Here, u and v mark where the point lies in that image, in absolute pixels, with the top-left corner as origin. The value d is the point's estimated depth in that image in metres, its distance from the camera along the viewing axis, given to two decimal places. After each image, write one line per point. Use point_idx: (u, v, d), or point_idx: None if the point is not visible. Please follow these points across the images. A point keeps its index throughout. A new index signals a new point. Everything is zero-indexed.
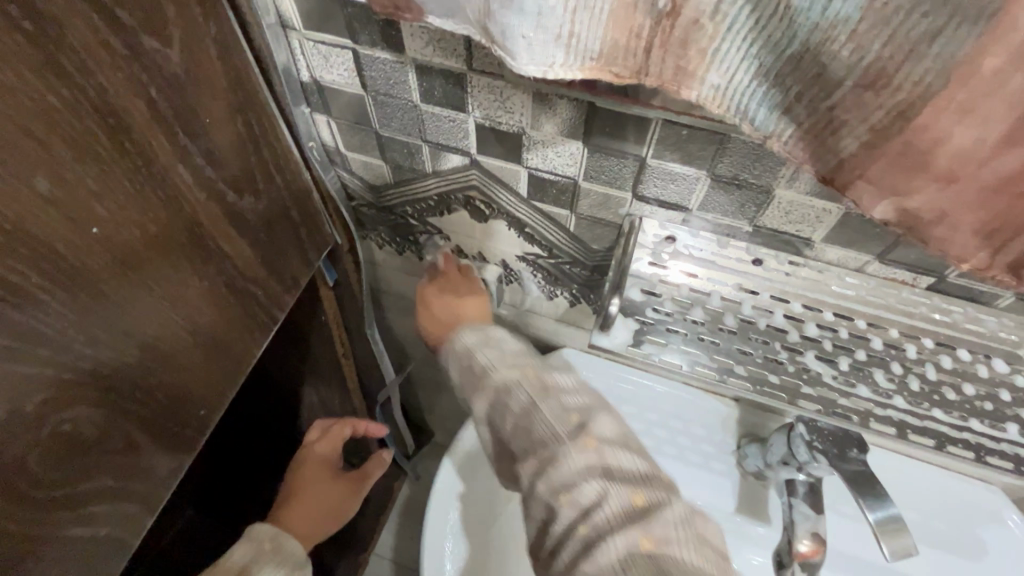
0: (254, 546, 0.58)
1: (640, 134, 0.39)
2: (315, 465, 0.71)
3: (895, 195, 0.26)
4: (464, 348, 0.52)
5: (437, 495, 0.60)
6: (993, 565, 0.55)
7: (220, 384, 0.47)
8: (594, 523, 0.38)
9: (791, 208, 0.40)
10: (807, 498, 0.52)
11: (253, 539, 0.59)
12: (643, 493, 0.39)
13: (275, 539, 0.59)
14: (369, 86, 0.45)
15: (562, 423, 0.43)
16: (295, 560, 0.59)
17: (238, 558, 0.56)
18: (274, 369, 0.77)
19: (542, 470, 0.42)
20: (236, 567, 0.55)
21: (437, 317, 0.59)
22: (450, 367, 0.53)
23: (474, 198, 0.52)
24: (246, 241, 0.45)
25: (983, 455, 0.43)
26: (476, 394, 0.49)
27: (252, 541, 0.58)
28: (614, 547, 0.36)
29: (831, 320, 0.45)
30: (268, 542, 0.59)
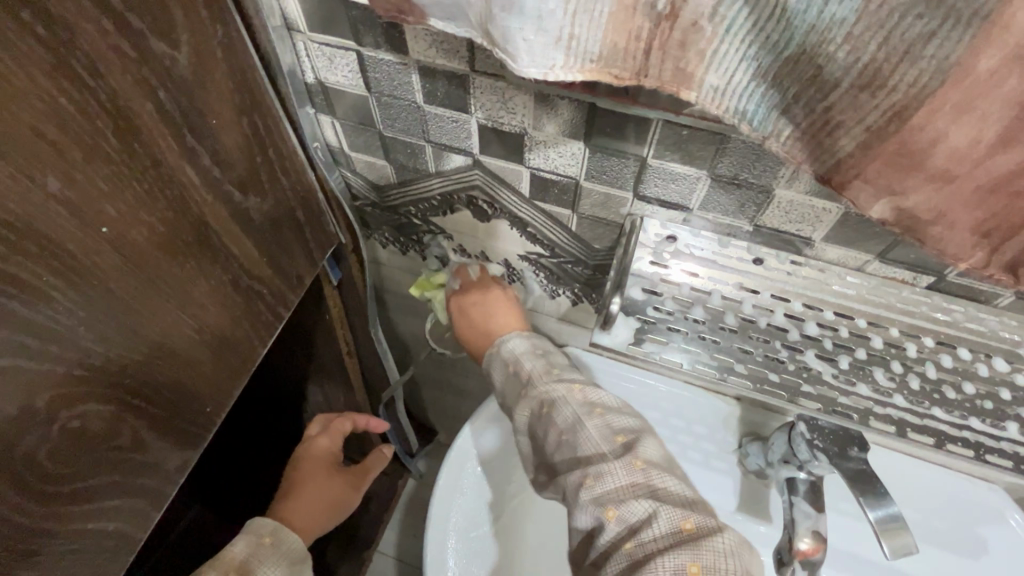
0: (255, 538, 0.58)
1: (641, 135, 0.39)
2: (314, 458, 0.73)
3: (891, 193, 0.26)
4: (511, 355, 0.52)
5: (437, 497, 0.60)
6: (993, 564, 0.56)
7: (224, 382, 0.48)
8: (641, 543, 0.37)
9: (791, 207, 0.40)
10: (807, 496, 0.52)
11: (254, 531, 0.59)
12: (691, 517, 0.38)
13: (275, 531, 0.60)
14: (373, 88, 0.45)
15: (607, 441, 0.43)
16: (293, 554, 0.60)
17: (240, 551, 0.56)
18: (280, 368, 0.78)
19: (582, 481, 0.41)
20: (237, 559, 0.55)
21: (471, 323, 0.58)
22: (495, 372, 0.53)
23: (477, 198, 0.53)
24: (252, 240, 0.46)
25: (982, 454, 0.43)
26: (518, 403, 0.49)
27: (252, 533, 0.59)
28: (660, 568, 0.35)
29: (832, 318, 0.45)
30: (269, 533, 0.60)
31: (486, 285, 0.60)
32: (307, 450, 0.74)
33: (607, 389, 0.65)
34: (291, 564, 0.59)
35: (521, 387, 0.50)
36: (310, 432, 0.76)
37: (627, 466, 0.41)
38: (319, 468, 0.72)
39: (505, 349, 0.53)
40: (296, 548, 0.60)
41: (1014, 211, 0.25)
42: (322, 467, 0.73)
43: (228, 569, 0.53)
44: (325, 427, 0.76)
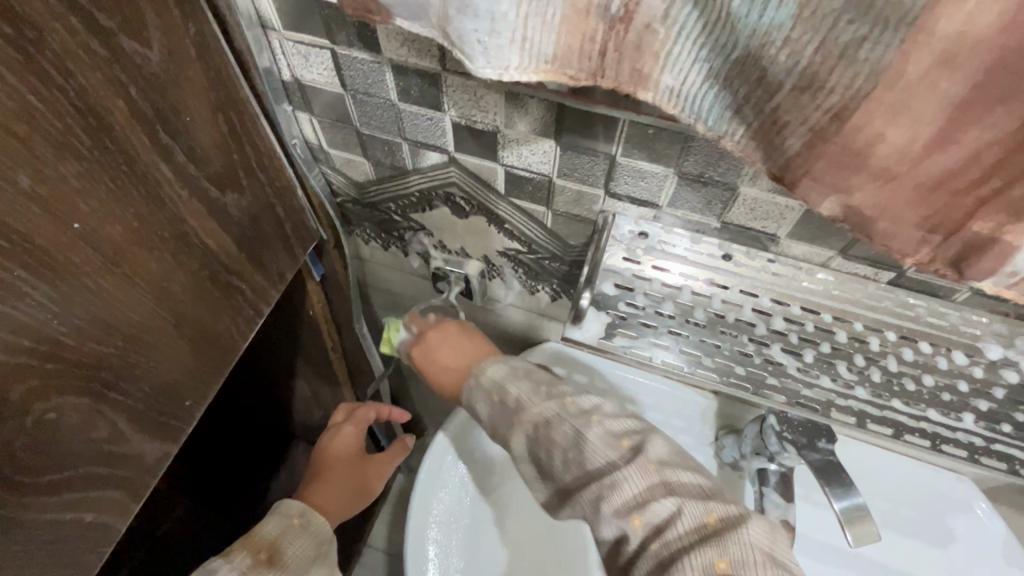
0: (285, 520, 0.60)
1: (609, 134, 0.40)
2: (339, 446, 0.73)
3: (836, 192, 0.28)
4: (494, 382, 0.48)
5: (420, 490, 0.61)
6: (958, 552, 0.59)
7: (203, 376, 0.48)
8: (666, 542, 0.37)
9: (756, 204, 0.41)
10: (778, 487, 0.54)
11: (283, 512, 0.61)
12: (714, 512, 0.37)
13: (304, 514, 0.62)
14: (348, 85, 0.46)
15: (620, 453, 0.42)
16: (321, 536, 0.61)
17: (269, 531, 0.58)
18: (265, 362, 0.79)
19: (600, 494, 0.40)
20: (267, 539, 0.57)
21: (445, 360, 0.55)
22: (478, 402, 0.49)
23: (454, 194, 0.54)
24: (230, 236, 0.47)
25: (939, 445, 0.43)
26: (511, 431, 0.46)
27: (283, 514, 0.61)
28: (691, 570, 0.35)
29: (798, 313, 0.46)
30: (299, 517, 0.61)
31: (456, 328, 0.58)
32: (333, 439, 0.74)
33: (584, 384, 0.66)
34: (319, 545, 0.61)
35: (509, 412, 0.46)
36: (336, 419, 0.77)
37: (642, 470, 0.40)
38: (344, 457, 0.73)
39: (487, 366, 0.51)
40: (325, 531, 0.62)
41: (955, 208, 0.27)
42: (347, 456, 0.73)
43: (257, 550, 0.55)
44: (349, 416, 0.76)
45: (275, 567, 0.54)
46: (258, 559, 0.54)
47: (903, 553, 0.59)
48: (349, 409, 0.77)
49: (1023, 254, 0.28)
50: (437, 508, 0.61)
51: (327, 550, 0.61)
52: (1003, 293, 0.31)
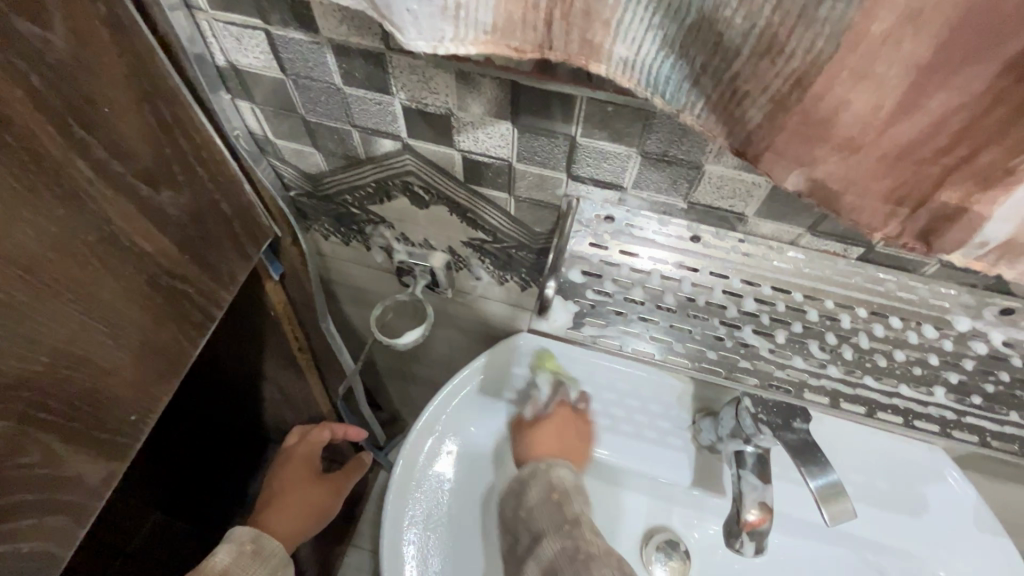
0: (237, 546, 0.60)
1: (567, 113, 0.38)
2: (295, 465, 0.75)
3: (801, 165, 0.26)
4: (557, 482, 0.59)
5: (392, 497, 0.60)
6: (928, 520, 0.61)
7: (150, 388, 0.46)
8: None
9: (722, 182, 0.40)
10: (755, 468, 0.53)
11: (235, 539, 0.61)
12: None
13: (256, 539, 0.62)
14: (288, 70, 0.42)
15: None
16: (275, 560, 0.61)
17: (222, 559, 0.58)
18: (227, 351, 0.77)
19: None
20: (219, 567, 0.57)
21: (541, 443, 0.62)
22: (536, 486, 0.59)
23: (413, 183, 0.51)
24: (171, 237, 0.43)
25: (911, 420, 0.41)
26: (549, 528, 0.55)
27: (235, 541, 0.60)
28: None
29: (769, 294, 0.45)
30: (251, 542, 0.61)
31: (570, 425, 0.64)
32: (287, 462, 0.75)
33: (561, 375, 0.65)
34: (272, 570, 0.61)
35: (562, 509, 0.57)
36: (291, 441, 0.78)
37: None
38: (299, 474, 0.74)
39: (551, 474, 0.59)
40: (277, 553, 0.62)
41: (922, 178, 0.26)
42: (300, 475, 0.74)
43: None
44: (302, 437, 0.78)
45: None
46: None
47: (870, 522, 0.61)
48: (302, 430, 0.78)
49: (990, 224, 0.27)
50: (411, 513, 0.60)
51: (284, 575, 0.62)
52: (972, 265, 0.30)
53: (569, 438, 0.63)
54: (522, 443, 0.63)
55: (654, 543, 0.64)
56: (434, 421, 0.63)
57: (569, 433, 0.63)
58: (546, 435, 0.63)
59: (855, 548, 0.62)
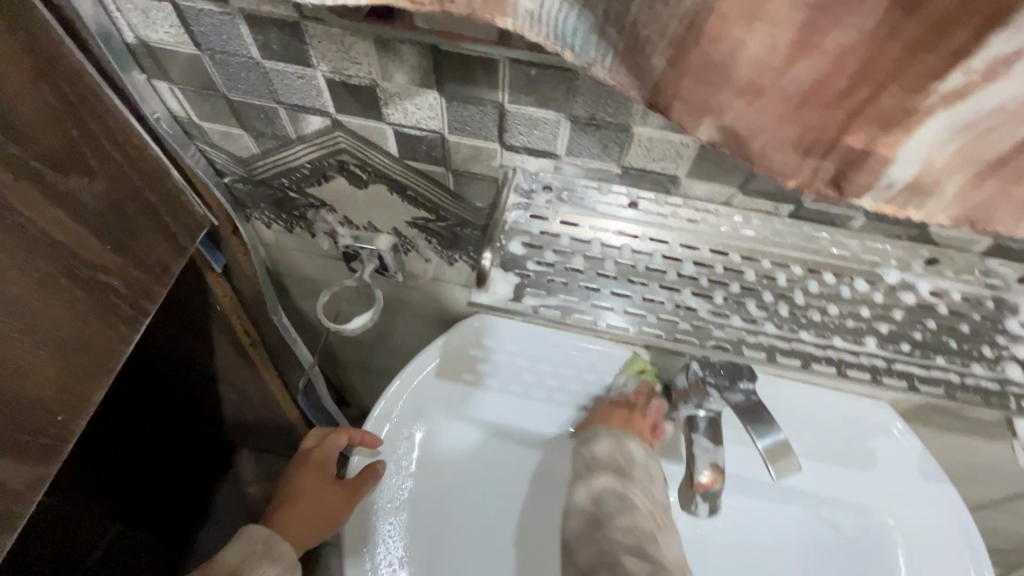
0: (249, 545, 0.64)
1: (491, 78, 0.37)
2: (312, 468, 0.69)
3: (709, 112, 0.26)
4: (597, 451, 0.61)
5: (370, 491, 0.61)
6: (879, 472, 0.63)
7: (79, 386, 0.44)
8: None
9: (651, 144, 0.40)
10: (708, 431, 0.53)
11: (249, 538, 0.64)
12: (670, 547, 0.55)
13: (268, 539, 0.64)
14: (202, 44, 0.41)
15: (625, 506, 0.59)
16: (286, 560, 0.64)
17: (232, 558, 0.62)
18: (179, 349, 0.76)
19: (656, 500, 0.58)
20: (229, 566, 0.62)
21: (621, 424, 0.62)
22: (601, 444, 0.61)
23: (348, 162, 0.49)
24: (89, 227, 0.41)
25: (841, 370, 0.42)
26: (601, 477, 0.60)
27: (245, 541, 0.64)
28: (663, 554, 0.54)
29: (707, 256, 0.45)
30: (262, 542, 0.64)
31: (638, 416, 0.64)
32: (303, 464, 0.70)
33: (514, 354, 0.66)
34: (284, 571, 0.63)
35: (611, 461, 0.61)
36: (309, 444, 0.72)
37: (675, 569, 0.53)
38: (313, 478, 0.68)
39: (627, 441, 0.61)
40: (288, 558, 0.64)
41: (828, 122, 0.26)
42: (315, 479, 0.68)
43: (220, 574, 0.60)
44: (319, 439, 0.71)
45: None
46: None
47: (820, 477, 0.63)
48: (319, 433, 0.72)
49: (895, 166, 0.28)
50: (380, 499, 0.61)
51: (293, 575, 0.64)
52: (882, 210, 0.31)
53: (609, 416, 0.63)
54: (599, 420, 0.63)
55: None
56: (391, 409, 0.63)
57: (641, 421, 0.64)
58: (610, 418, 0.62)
59: (811, 505, 0.64)
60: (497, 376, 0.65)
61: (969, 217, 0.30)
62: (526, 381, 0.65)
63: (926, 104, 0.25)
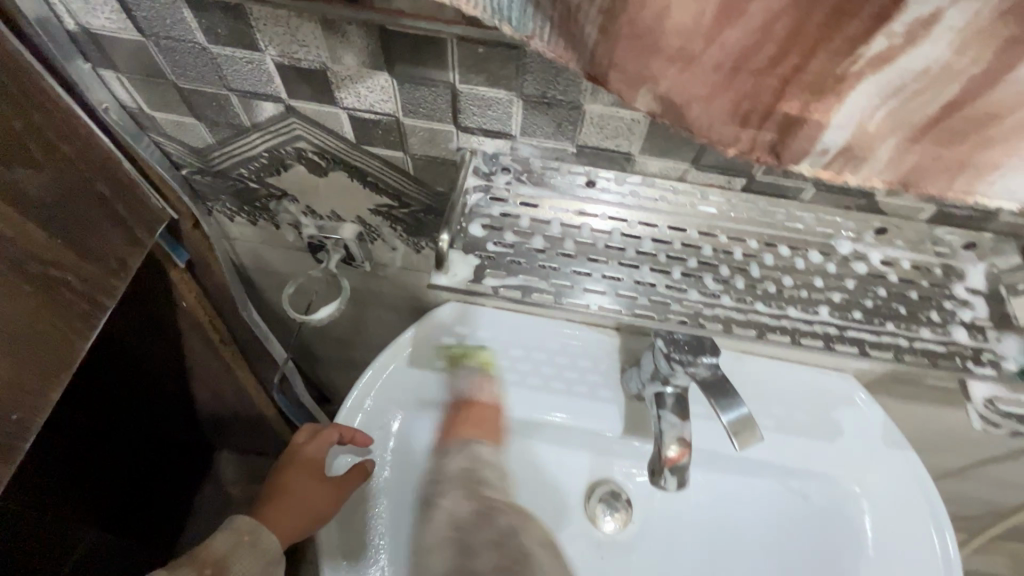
0: (235, 536, 0.62)
1: (440, 59, 0.37)
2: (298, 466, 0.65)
3: (644, 82, 0.27)
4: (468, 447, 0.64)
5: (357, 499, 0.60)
6: (847, 443, 0.65)
7: (34, 385, 0.43)
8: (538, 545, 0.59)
9: (604, 122, 0.40)
10: (674, 408, 0.55)
11: (234, 527, 0.63)
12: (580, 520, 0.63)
13: (255, 530, 0.63)
14: (146, 31, 0.40)
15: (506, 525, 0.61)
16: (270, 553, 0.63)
17: (218, 546, 0.61)
18: (147, 348, 0.75)
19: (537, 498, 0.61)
20: (216, 555, 0.60)
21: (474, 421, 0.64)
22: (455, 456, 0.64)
23: (306, 150, 0.49)
24: (36, 222, 0.41)
25: (828, 344, 0.42)
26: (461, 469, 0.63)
27: (231, 531, 0.62)
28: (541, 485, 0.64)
29: (666, 233, 0.46)
30: (248, 531, 0.62)
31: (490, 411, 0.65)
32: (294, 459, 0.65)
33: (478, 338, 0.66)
34: (265, 562, 0.62)
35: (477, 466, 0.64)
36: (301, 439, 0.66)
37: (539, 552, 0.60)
38: (303, 474, 0.64)
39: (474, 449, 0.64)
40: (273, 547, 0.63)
41: (761, 89, 0.27)
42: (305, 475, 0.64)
43: (201, 566, 0.59)
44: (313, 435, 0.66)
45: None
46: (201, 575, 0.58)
47: (791, 451, 0.65)
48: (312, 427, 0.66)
49: (830, 131, 0.28)
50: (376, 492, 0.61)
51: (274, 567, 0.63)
52: (821, 174, 0.31)
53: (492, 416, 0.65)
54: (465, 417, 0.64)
55: (598, 495, 0.67)
56: (363, 400, 0.63)
57: (492, 417, 0.65)
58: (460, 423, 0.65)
59: (778, 477, 0.65)
60: (470, 363, 0.65)
61: (902, 179, 0.31)
62: (498, 367, 0.66)
63: (854, 69, 0.25)
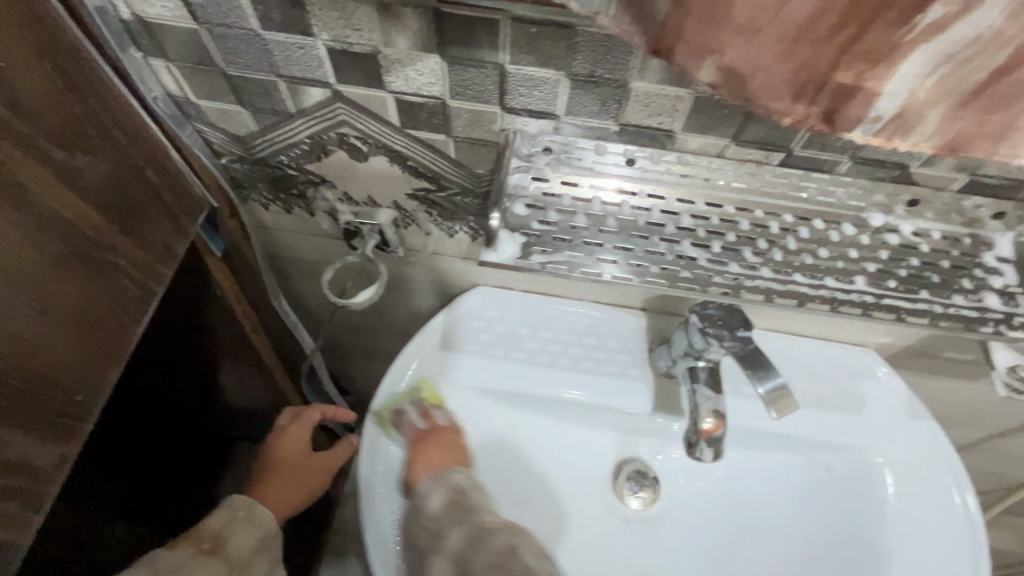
0: (230, 513, 0.60)
1: (493, 40, 0.38)
2: (288, 447, 0.70)
3: (710, 53, 0.28)
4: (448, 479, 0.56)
5: (366, 484, 0.59)
6: (870, 414, 0.67)
7: (95, 367, 0.44)
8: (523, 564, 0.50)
9: (649, 99, 0.41)
10: (708, 381, 0.56)
11: (228, 505, 0.61)
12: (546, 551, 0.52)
13: (250, 506, 0.62)
14: (200, 18, 0.41)
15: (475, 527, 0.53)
16: (267, 530, 0.62)
17: (214, 522, 0.59)
18: (173, 339, 0.75)
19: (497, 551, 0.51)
20: (211, 531, 0.58)
21: (423, 459, 0.58)
22: (434, 491, 0.55)
23: (348, 135, 0.50)
24: (96, 208, 0.42)
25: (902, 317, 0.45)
26: (432, 488, 0.55)
27: (226, 508, 0.60)
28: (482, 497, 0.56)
29: (704, 209, 0.47)
30: (244, 509, 0.61)
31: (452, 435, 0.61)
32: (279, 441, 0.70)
33: (480, 322, 0.68)
34: (261, 540, 0.61)
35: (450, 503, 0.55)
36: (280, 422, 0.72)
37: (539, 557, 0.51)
38: (293, 454, 0.70)
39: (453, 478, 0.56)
40: (269, 525, 0.62)
41: (820, 62, 0.28)
42: (295, 456, 0.70)
43: (200, 539, 0.57)
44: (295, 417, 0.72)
45: (218, 559, 0.56)
46: (201, 548, 0.56)
47: (816, 423, 0.66)
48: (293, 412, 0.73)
49: (883, 99, 0.30)
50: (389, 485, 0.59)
51: (268, 547, 0.62)
52: (870, 142, 0.33)
53: (444, 450, 0.60)
54: (416, 459, 0.58)
55: (626, 474, 0.68)
56: (398, 382, 0.64)
57: (442, 446, 0.60)
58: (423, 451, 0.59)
59: (803, 450, 0.67)
60: (500, 345, 0.67)
61: (950, 144, 0.32)
62: (528, 347, 0.67)
63: (908, 38, 0.27)
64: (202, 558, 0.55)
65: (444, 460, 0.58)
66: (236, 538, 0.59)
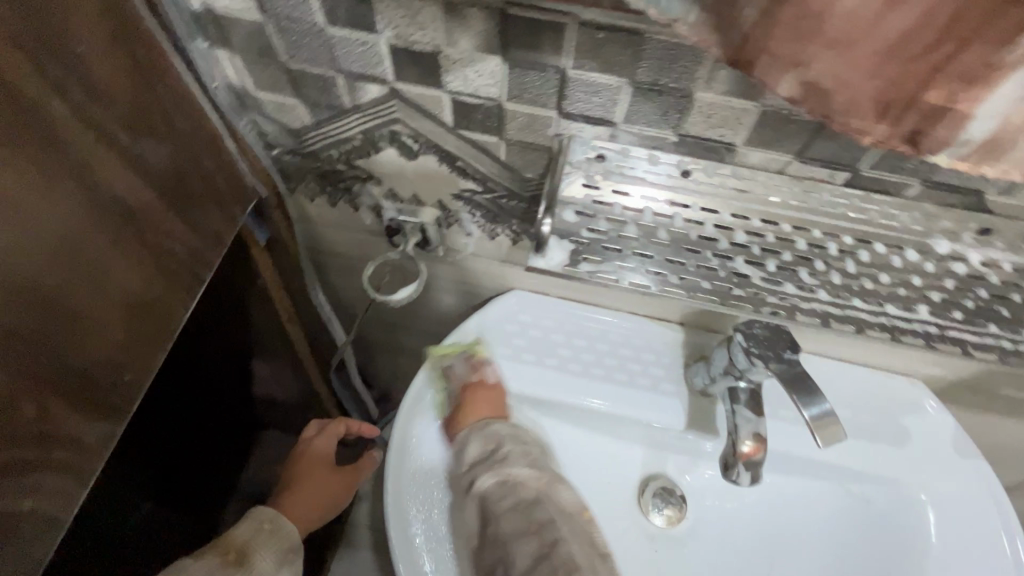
0: (256, 524, 0.61)
1: (558, 45, 0.38)
2: (312, 456, 0.71)
3: (795, 67, 0.27)
4: (487, 432, 0.58)
5: (391, 483, 0.57)
6: (916, 448, 0.64)
7: (145, 349, 0.45)
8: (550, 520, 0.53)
9: (712, 111, 0.40)
10: (749, 403, 0.55)
11: (254, 518, 0.61)
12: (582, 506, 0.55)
13: (275, 518, 0.62)
14: (267, 10, 0.41)
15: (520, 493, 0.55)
16: (291, 543, 0.62)
17: (241, 534, 0.59)
18: (211, 325, 0.76)
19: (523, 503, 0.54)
20: (237, 543, 0.58)
21: (474, 407, 0.60)
22: (472, 442, 0.57)
23: (401, 132, 0.50)
24: (156, 192, 0.42)
25: (969, 349, 0.46)
26: (472, 440, 0.58)
27: (253, 519, 0.61)
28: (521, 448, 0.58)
29: (758, 226, 0.46)
30: (269, 521, 0.62)
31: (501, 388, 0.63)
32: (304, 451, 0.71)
33: (508, 325, 0.67)
34: (285, 553, 0.61)
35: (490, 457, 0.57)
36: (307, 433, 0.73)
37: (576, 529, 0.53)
38: (317, 465, 0.71)
39: (492, 429, 0.58)
40: (292, 537, 0.62)
41: (910, 80, 0.27)
42: (320, 467, 0.71)
43: (226, 550, 0.57)
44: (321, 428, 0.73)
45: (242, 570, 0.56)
46: (227, 559, 0.55)
47: (859, 453, 0.64)
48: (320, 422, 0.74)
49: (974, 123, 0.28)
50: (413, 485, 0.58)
51: (292, 560, 0.61)
52: (955, 167, 0.31)
53: (493, 401, 0.62)
54: (468, 406, 0.61)
55: (652, 490, 0.66)
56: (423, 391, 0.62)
57: (487, 397, 0.62)
58: (472, 398, 0.61)
59: (840, 479, 0.65)
60: (531, 350, 0.66)
61: None
62: (561, 354, 0.66)
63: (1011, 60, 0.25)
64: (228, 568, 0.55)
65: (484, 414, 0.60)
66: (261, 549, 0.59)
